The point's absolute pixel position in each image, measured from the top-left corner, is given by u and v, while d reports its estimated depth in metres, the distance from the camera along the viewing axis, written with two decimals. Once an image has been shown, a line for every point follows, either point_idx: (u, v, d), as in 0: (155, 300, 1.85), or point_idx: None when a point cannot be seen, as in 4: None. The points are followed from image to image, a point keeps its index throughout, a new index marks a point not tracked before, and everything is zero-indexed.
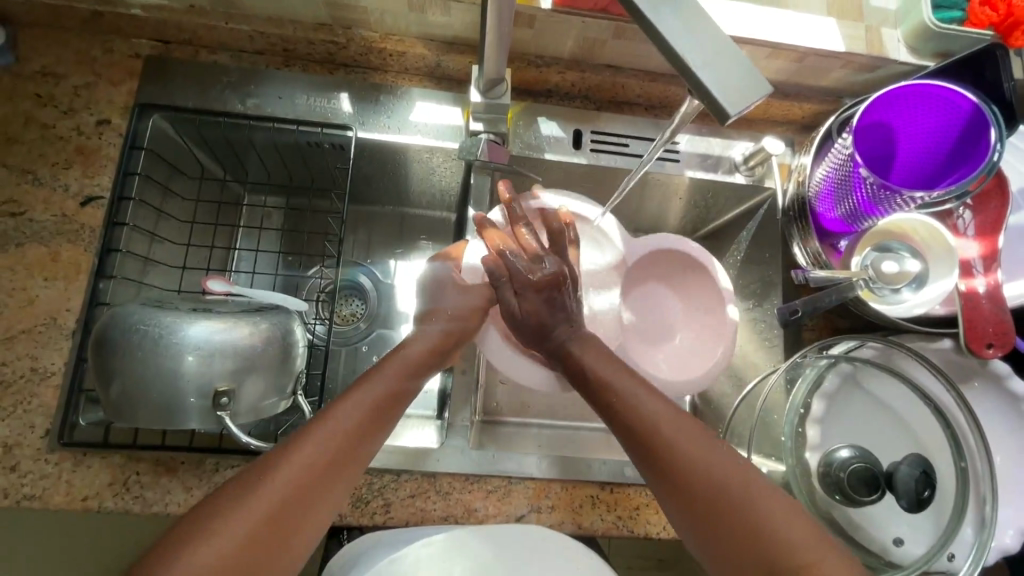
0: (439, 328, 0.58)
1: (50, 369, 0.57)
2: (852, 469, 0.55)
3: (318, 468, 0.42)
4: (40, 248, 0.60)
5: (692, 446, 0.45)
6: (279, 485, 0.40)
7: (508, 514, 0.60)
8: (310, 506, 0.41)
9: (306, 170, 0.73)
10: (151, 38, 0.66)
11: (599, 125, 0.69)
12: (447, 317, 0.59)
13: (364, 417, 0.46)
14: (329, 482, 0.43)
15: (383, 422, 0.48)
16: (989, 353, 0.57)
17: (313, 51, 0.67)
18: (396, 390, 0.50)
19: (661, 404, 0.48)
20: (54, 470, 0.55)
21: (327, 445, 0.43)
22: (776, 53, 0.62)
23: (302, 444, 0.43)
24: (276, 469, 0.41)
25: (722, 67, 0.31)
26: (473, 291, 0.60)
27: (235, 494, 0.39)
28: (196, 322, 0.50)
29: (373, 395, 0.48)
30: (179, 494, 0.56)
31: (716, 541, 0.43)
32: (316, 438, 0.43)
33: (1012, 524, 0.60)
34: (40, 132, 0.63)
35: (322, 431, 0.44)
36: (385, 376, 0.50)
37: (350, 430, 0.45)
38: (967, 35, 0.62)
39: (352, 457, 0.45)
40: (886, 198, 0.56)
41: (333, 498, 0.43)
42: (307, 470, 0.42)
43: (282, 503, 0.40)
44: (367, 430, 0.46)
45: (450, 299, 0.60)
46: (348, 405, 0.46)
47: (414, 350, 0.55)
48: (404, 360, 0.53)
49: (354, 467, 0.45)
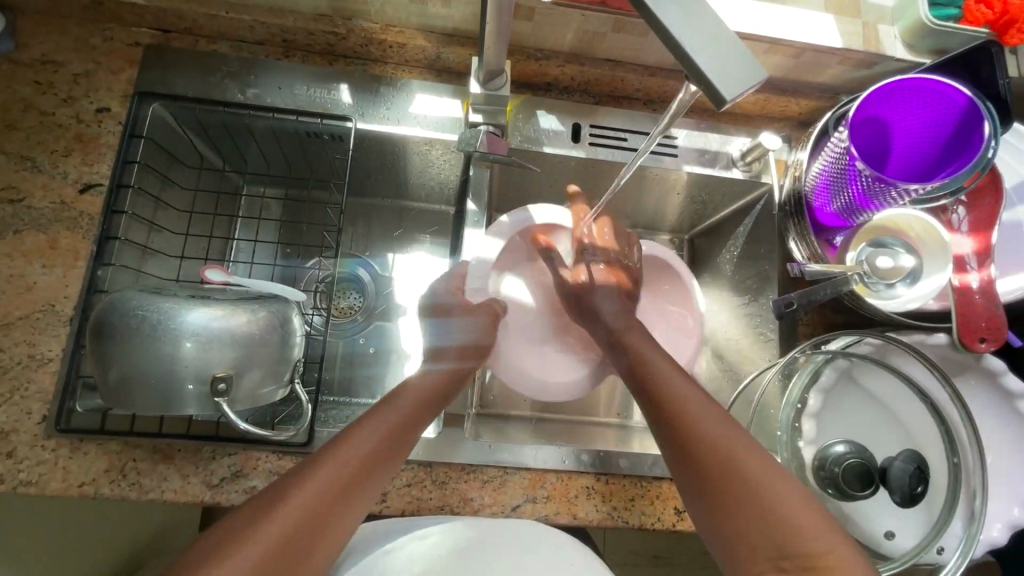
0: (452, 357, 0.57)
1: (47, 355, 0.57)
2: (847, 464, 0.56)
3: (336, 491, 0.43)
4: (38, 235, 0.60)
5: (717, 428, 0.47)
6: (297, 506, 0.41)
7: (504, 504, 0.60)
8: (326, 528, 0.42)
9: (306, 162, 0.74)
10: (152, 27, 0.66)
11: (597, 119, 0.70)
12: (460, 348, 0.59)
13: (377, 446, 0.47)
14: (345, 505, 0.43)
15: (400, 446, 0.48)
16: (982, 347, 0.58)
17: (313, 41, 0.67)
18: (413, 414, 0.51)
19: (694, 396, 0.50)
20: (51, 456, 0.55)
21: (344, 468, 0.44)
22: (774, 48, 0.63)
23: (321, 467, 0.43)
24: (295, 491, 0.42)
25: (719, 55, 0.32)
26: (480, 314, 0.60)
27: (256, 514, 0.40)
28: (195, 308, 0.50)
29: (390, 420, 0.49)
30: (176, 480, 0.56)
31: (733, 530, 0.44)
32: (335, 460, 0.44)
33: (1004, 516, 0.61)
34: (39, 119, 0.63)
35: (340, 454, 0.44)
36: (404, 402, 0.51)
37: (364, 457, 0.45)
38: (963, 32, 0.62)
39: (368, 482, 0.45)
40: (881, 191, 0.56)
41: (349, 520, 0.43)
42: (319, 498, 0.42)
43: (299, 525, 0.40)
44: (379, 459, 0.46)
45: (464, 327, 0.59)
46: (365, 431, 0.47)
47: (433, 375, 0.55)
48: (420, 389, 0.53)
49: (370, 490, 0.45)
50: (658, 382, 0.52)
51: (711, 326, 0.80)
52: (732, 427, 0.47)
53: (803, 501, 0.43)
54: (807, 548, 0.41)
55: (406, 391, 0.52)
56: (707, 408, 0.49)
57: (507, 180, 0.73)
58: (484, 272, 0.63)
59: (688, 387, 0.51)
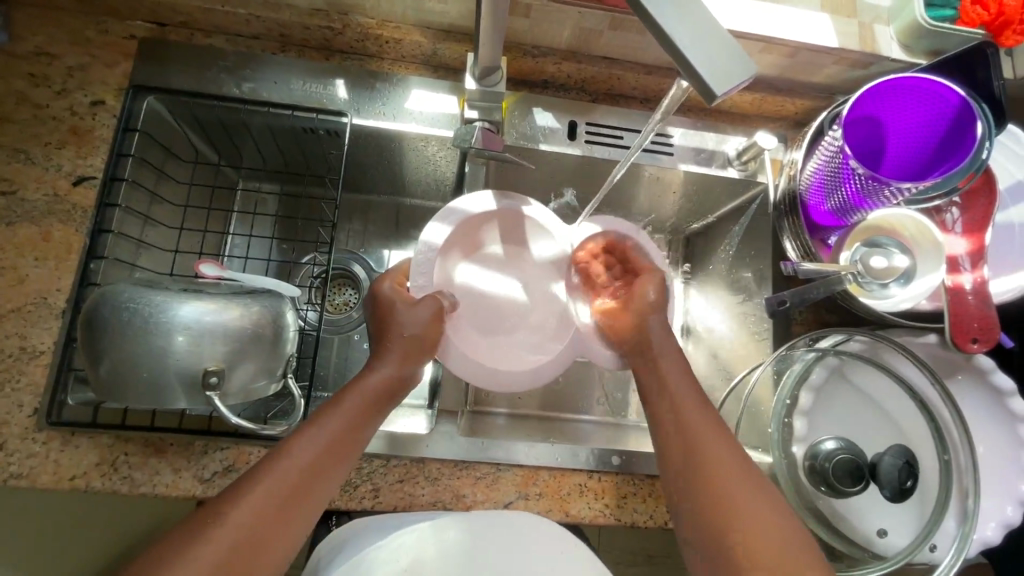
0: (395, 354, 0.51)
1: (39, 348, 0.57)
2: (836, 460, 0.56)
3: (266, 515, 0.40)
4: (31, 228, 0.60)
5: (715, 437, 0.47)
6: (225, 536, 0.38)
7: (496, 501, 0.60)
8: (258, 556, 0.39)
9: (301, 157, 0.74)
10: (147, 20, 0.66)
11: (593, 117, 0.70)
12: (404, 342, 0.51)
13: (329, 447, 0.44)
14: (279, 529, 0.40)
15: (340, 457, 0.45)
16: (974, 348, 0.58)
17: (310, 36, 0.67)
18: (360, 416, 0.48)
19: (694, 407, 0.49)
20: (42, 449, 0.55)
21: (276, 490, 0.41)
22: (769, 47, 0.63)
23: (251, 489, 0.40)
24: (222, 517, 0.39)
25: (712, 50, 0.32)
26: (422, 309, 0.52)
27: (179, 546, 0.37)
28: (186, 302, 0.50)
29: (332, 429, 0.45)
30: (168, 475, 0.56)
31: (705, 536, 0.44)
32: (268, 481, 0.41)
33: (995, 516, 0.61)
34: (33, 111, 0.62)
35: (272, 474, 0.41)
36: (346, 406, 0.47)
37: (313, 461, 0.43)
38: (958, 33, 0.62)
39: (304, 501, 0.42)
40: (874, 191, 0.56)
41: (283, 544, 0.41)
42: (265, 505, 0.40)
43: (227, 557, 0.38)
44: (331, 459, 0.44)
45: (413, 322, 0.51)
46: (301, 446, 0.43)
47: (379, 375, 0.50)
48: (362, 392, 0.48)
49: (309, 509, 0.43)
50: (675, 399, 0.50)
51: (706, 325, 0.81)
52: (728, 437, 0.47)
53: (773, 509, 0.43)
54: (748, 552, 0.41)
55: (347, 393, 0.48)
56: (707, 421, 0.48)
57: (503, 177, 0.74)
58: (428, 266, 0.58)
59: (698, 404, 0.50)
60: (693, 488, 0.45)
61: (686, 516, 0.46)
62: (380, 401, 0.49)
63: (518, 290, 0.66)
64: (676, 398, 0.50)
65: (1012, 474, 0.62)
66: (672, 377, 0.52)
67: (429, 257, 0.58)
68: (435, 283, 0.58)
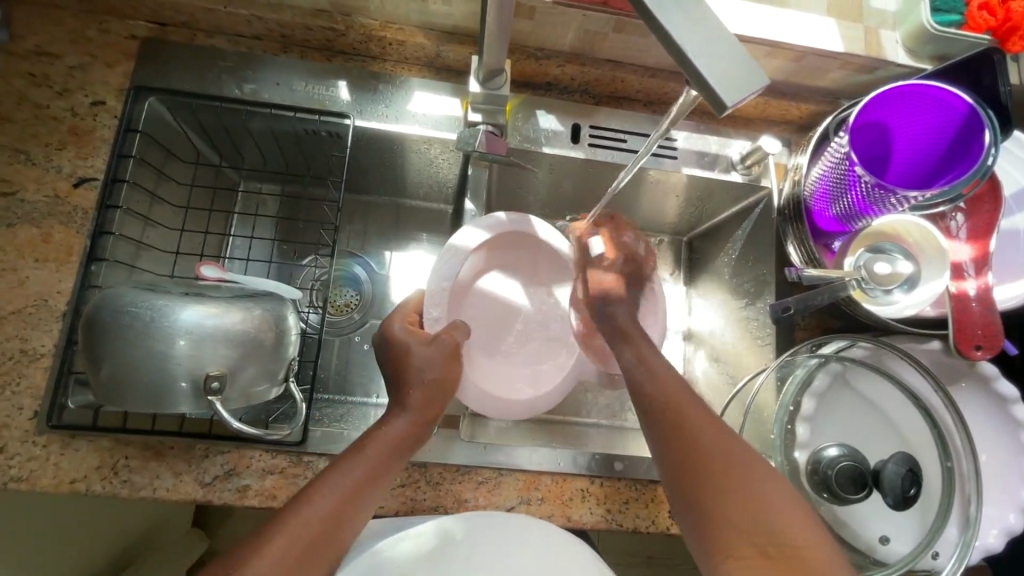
0: (417, 401, 0.51)
1: (39, 350, 0.57)
2: (839, 467, 0.56)
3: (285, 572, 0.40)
4: (32, 229, 0.59)
5: (707, 425, 0.48)
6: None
7: (498, 505, 0.60)
8: None
9: (303, 158, 0.73)
10: (148, 20, 0.66)
11: (597, 120, 0.69)
12: (424, 388, 0.52)
13: (348, 498, 0.44)
14: None
15: (356, 511, 0.44)
16: (978, 355, 0.58)
17: (312, 37, 0.67)
18: (380, 466, 0.47)
19: (686, 396, 0.51)
20: (42, 452, 0.55)
21: (295, 544, 0.41)
22: (775, 51, 0.63)
23: (269, 545, 0.40)
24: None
25: (722, 57, 0.31)
26: (440, 347, 0.54)
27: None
28: (188, 306, 0.50)
29: (350, 481, 0.45)
30: (168, 479, 0.56)
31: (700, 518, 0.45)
32: (286, 534, 0.41)
33: (996, 523, 0.61)
34: (33, 111, 0.62)
35: (290, 529, 0.41)
36: (367, 455, 0.47)
37: (334, 512, 0.43)
38: (965, 38, 0.62)
39: (319, 558, 0.42)
40: (880, 198, 0.56)
41: None
42: (286, 560, 0.40)
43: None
44: (351, 509, 0.44)
45: (430, 367, 0.52)
46: (319, 500, 0.43)
47: (398, 426, 0.49)
48: (384, 441, 0.48)
49: (326, 563, 0.42)
50: (696, 426, 0.48)
51: (708, 329, 0.80)
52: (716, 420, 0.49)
53: (765, 478, 0.45)
54: (778, 542, 0.41)
55: (365, 445, 0.48)
56: (700, 410, 0.49)
57: (506, 179, 0.73)
58: (440, 297, 0.58)
59: (690, 398, 0.50)
60: (710, 514, 0.44)
61: (687, 518, 0.46)
62: (400, 451, 0.49)
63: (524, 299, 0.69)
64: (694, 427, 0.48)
65: (1016, 481, 0.62)
66: (684, 400, 0.50)
67: (443, 291, 0.58)
68: (447, 315, 0.58)
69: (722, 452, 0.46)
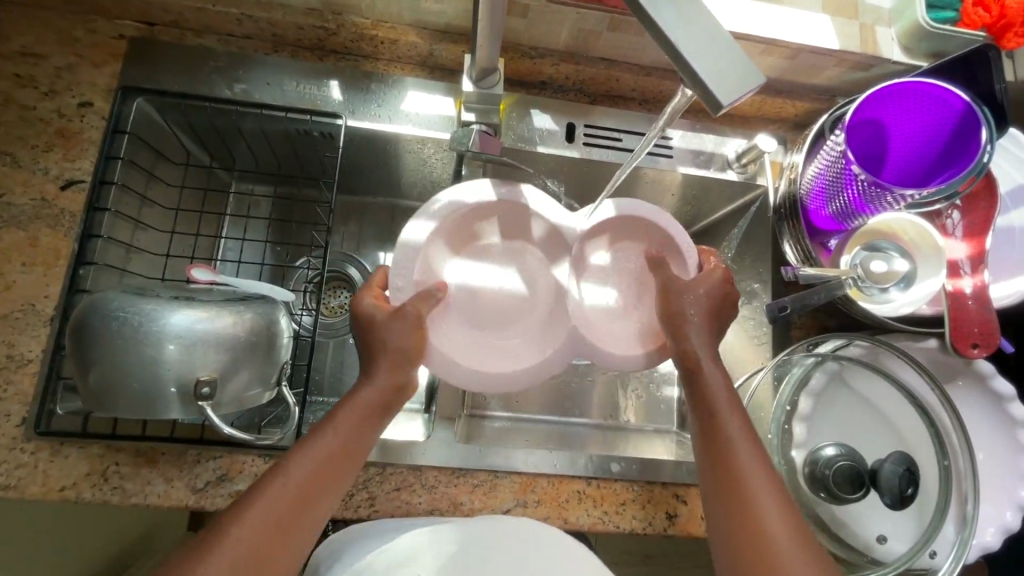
0: (384, 369, 0.47)
1: (27, 356, 0.56)
2: (837, 467, 0.56)
3: (257, 547, 0.39)
4: (18, 233, 0.58)
5: (737, 425, 0.47)
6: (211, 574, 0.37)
7: (494, 508, 0.60)
8: None
9: (295, 158, 0.72)
10: (136, 19, 0.65)
11: (592, 119, 0.69)
12: (392, 356, 0.47)
13: (320, 469, 0.43)
14: (278, 554, 0.40)
15: (330, 482, 0.43)
16: (974, 353, 0.58)
17: (303, 36, 0.66)
18: (353, 434, 0.45)
19: (723, 389, 0.48)
20: (31, 459, 0.54)
21: (267, 517, 0.40)
22: (770, 49, 0.62)
23: (240, 522, 0.40)
24: (213, 549, 0.38)
25: (717, 56, 0.31)
26: (404, 319, 0.47)
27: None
28: (178, 310, 0.49)
29: (321, 452, 0.44)
30: (159, 485, 0.55)
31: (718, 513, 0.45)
32: (256, 510, 0.40)
33: (993, 522, 0.61)
34: (19, 113, 0.61)
35: (260, 504, 0.41)
36: (338, 425, 0.45)
37: (304, 484, 0.42)
38: (960, 35, 0.62)
39: (297, 527, 0.41)
40: (877, 196, 0.55)
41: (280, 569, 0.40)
42: (260, 534, 0.40)
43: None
44: (325, 479, 0.43)
45: (397, 333, 0.47)
46: (290, 471, 0.42)
47: (368, 394, 0.47)
48: (354, 409, 0.46)
49: (306, 533, 0.42)
50: (717, 419, 0.47)
51: None
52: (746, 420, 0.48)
53: (775, 488, 0.45)
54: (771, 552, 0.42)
55: (337, 414, 0.46)
56: (732, 404, 0.48)
57: None
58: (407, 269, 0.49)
59: (724, 389, 0.48)
60: (724, 518, 0.45)
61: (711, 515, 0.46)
62: (369, 419, 0.46)
63: (516, 282, 0.58)
64: (724, 431, 0.47)
65: (1011, 478, 0.62)
66: (718, 396, 0.48)
67: (410, 261, 0.50)
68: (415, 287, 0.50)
69: (744, 455, 0.46)
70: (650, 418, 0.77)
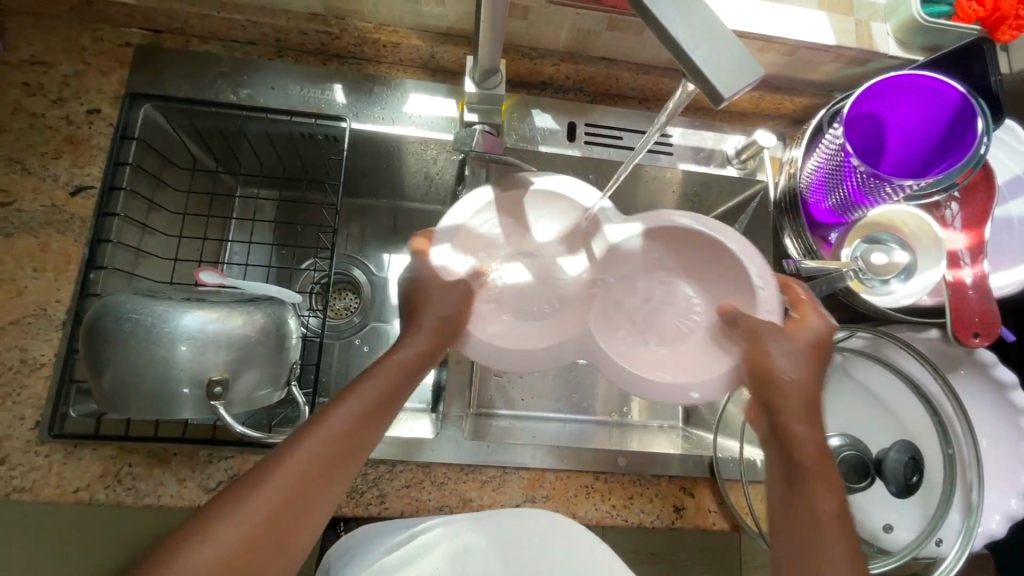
0: (424, 334, 0.47)
1: (40, 360, 0.57)
2: (843, 457, 0.57)
3: (281, 511, 0.39)
4: (29, 239, 0.59)
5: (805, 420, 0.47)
6: (229, 541, 0.37)
7: (503, 503, 0.60)
8: (281, 540, 0.39)
9: (299, 161, 0.73)
10: (142, 27, 0.66)
11: (592, 118, 0.70)
12: (435, 325, 0.47)
13: (349, 429, 0.43)
14: (307, 513, 0.40)
15: (358, 442, 0.44)
16: (976, 342, 0.58)
17: (307, 41, 0.67)
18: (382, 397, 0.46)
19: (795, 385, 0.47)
20: (45, 462, 0.55)
21: (295, 477, 0.40)
22: (768, 46, 0.63)
23: (269, 480, 0.39)
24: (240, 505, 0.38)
25: (717, 51, 0.31)
26: (455, 290, 0.48)
27: (186, 549, 0.36)
28: (189, 311, 0.49)
29: (347, 419, 0.43)
30: (172, 485, 0.56)
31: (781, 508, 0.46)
32: (285, 471, 0.40)
33: (998, 509, 0.62)
34: (28, 121, 0.62)
35: (288, 465, 0.40)
36: (367, 386, 0.45)
37: (335, 444, 0.42)
38: (954, 29, 0.63)
39: (324, 486, 0.41)
40: (876, 187, 0.56)
41: (305, 527, 0.40)
42: (289, 494, 0.39)
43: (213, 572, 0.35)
44: (354, 439, 0.43)
45: (448, 300, 0.47)
46: (319, 431, 0.42)
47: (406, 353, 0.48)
48: (386, 371, 0.47)
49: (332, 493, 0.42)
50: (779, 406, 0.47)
51: None
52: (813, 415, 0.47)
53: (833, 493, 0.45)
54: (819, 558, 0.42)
55: (367, 377, 0.46)
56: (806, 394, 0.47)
57: None
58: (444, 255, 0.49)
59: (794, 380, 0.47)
60: (785, 515, 0.45)
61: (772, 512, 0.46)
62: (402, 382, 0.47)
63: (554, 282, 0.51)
64: (787, 425, 0.47)
65: (1015, 465, 0.63)
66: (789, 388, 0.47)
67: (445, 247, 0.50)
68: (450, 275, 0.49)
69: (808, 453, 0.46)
70: (655, 414, 0.77)
